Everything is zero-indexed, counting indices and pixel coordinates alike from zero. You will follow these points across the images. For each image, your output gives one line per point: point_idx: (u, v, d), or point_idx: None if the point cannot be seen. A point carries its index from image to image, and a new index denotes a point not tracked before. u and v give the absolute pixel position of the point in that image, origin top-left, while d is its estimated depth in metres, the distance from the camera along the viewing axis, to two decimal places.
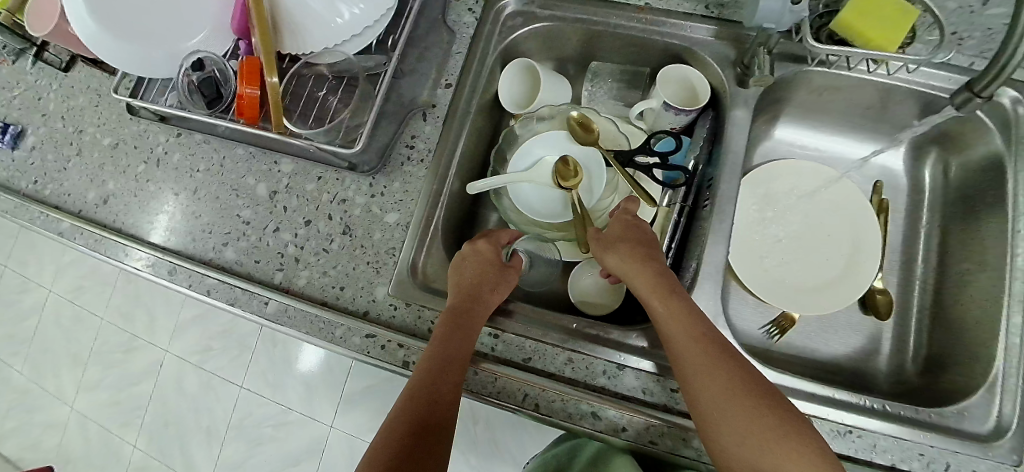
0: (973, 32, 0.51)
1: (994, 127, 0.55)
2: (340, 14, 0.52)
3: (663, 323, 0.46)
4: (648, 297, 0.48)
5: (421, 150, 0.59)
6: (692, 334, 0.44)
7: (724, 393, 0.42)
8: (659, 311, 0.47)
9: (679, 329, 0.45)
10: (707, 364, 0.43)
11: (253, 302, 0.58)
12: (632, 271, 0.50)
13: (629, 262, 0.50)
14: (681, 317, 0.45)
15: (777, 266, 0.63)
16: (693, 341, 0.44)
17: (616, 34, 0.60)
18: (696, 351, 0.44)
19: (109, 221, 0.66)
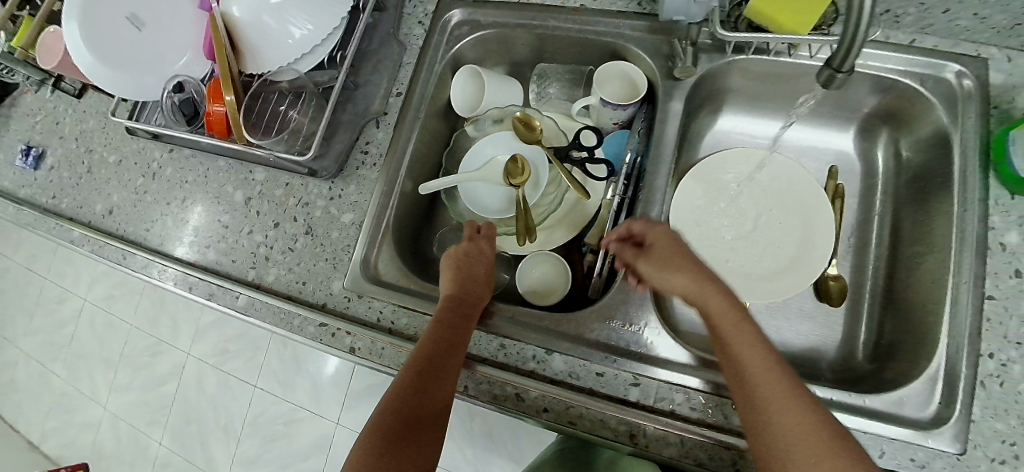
0: (907, 8, 0.53)
1: (939, 105, 0.55)
2: (292, 35, 0.57)
3: (734, 348, 0.43)
4: (717, 321, 0.45)
5: (374, 154, 0.62)
6: (765, 363, 0.41)
7: (798, 436, 0.36)
8: (729, 335, 0.43)
9: (750, 355, 0.41)
10: (775, 393, 0.39)
11: (230, 297, 0.64)
12: (699, 291, 0.47)
13: (697, 285, 0.47)
14: (752, 345, 0.42)
15: (729, 255, 0.63)
16: (767, 370, 0.40)
17: (554, 35, 0.62)
18: (769, 380, 0.40)
19: (113, 230, 0.74)
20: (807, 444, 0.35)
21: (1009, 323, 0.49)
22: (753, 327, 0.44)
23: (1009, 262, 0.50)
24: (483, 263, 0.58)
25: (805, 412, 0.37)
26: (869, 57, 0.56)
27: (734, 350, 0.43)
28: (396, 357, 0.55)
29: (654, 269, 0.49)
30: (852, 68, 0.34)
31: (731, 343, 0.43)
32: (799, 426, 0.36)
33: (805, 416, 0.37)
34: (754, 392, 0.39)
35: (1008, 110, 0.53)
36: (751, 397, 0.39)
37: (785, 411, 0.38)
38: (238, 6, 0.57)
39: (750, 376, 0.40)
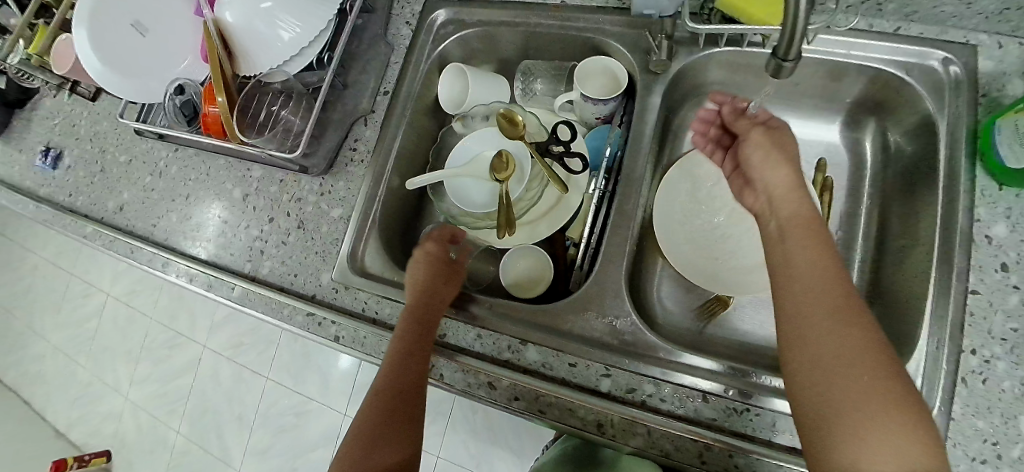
0: None
1: (927, 95, 0.53)
2: (278, 38, 0.59)
3: (804, 252, 0.38)
4: (791, 222, 0.40)
5: (362, 151, 0.64)
6: (834, 278, 0.35)
7: (852, 361, 0.32)
8: (804, 235, 0.39)
9: (823, 264, 0.37)
10: (836, 305, 0.34)
11: (227, 289, 0.67)
12: (787, 192, 0.42)
13: (790, 184, 0.42)
14: (823, 259, 0.37)
15: (717, 248, 0.61)
16: (835, 287, 0.35)
17: (536, 33, 0.62)
18: (834, 294, 0.35)
19: (124, 225, 0.78)
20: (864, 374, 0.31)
21: (993, 318, 0.48)
22: (830, 244, 0.38)
23: (995, 255, 0.49)
24: (439, 260, 0.57)
25: (870, 340, 0.32)
26: (853, 47, 0.55)
27: (796, 258, 0.38)
28: (377, 346, 0.57)
29: (758, 152, 0.45)
30: (798, 56, 0.36)
31: (798, 248, 0.38)
32: (856, 353, 0.32)
33: (869, 346, 0.32)
34: (810, 306, 0.35)
35: (998, 98, 0.51)
36: (803, 313, 0.35)
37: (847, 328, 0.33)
38: (231, 13, 0.59)
39: (819, 280, 0.36)
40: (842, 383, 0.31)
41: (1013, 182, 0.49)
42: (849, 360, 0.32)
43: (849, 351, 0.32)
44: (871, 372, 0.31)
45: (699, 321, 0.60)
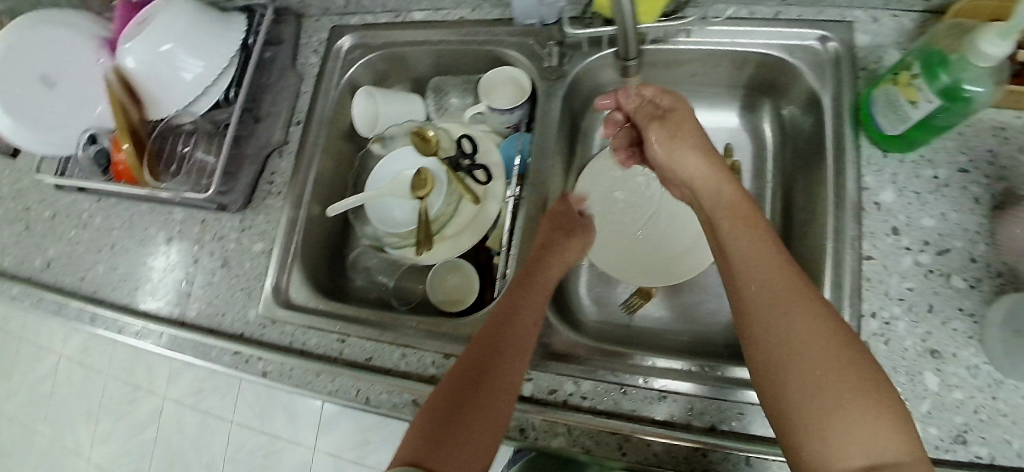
0: None
1: (812, 74, 0.55)
2: (178, 80, 0.57)
3: (735, 244, 0.41)
4: (720, 215, 0.44)
5: (278, 183, 0.64)
6: (763, 258, 0.38)
7: (798, 340, 0.33)
8: (728, 230, 0.42)
9: (750, 249, 0.39)
10: (768, 283, 0.36)
11: (154, 336, 0.65)
12: (709, 180, 0.47)
13: (708, 173, 0.47)
14: (750, 242, 0.40)
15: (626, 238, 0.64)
16: (765, 268, 0.38)
17: (437, 50, 0.62)
18: (765, 272, 0.37)
19: (51, 282, 0.76)
20: (809, 348, 0.32)
21: (888, 280, 0.50)
22: (760, 224, 0.41)
23: (886, 220, 0.51)
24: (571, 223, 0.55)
25: (817, 314, 0.34)
26: (737, 35, 0.56)
27: (730, 250, 0.41)
28: (304, 376, 0.56)
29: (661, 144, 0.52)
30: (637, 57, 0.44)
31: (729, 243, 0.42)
32: (808, 330, 0.33)
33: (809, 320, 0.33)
34: (752, 296, 0.37)
35: (875, 69, 0.53)
36: (752, 306, 0.37)
37: (788, 305, 0.34)
38: (131, 57, 0.56)
39: (746, 266, 0.39)
40: (790, 361, 0.33)
41: (894, 147, 0.51)
42: (793, 337, 0.33)
43: (800, 341, 0.33)
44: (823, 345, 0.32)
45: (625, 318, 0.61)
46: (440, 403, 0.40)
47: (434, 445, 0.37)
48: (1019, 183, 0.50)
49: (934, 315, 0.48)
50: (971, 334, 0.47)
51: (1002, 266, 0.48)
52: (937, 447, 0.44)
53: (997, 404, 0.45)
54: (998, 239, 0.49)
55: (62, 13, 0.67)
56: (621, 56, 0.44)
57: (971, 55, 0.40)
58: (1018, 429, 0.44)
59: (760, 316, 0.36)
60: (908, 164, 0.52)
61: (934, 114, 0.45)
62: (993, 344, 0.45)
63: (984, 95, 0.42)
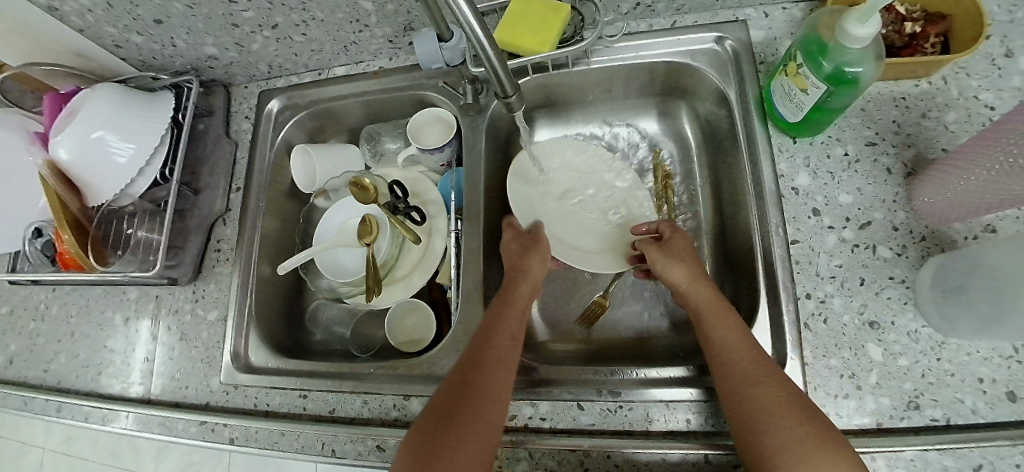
0: None
1: (718, 74, 0.58)
2: (111, 163, 0.57)
3: (714, 334, 0.47)
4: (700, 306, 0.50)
5: (226, 250, 0.65)
6: (740, 346, 0.45)
7: (774, 412, 0.39)
8: (708, 319, 0.48)
9: (729, 338, 0.46)
10: (748, 371, 0.43)
11: (119, 419, 0.65)
12: (693, 283, 0.52)
13: (690, 274, 0.52)
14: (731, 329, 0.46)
15: (564, 235, 0.63)
16: (744, 354, 0.44)
17: (362, 100, 0.64)
18: (742, 359, 0.44)
19: (14, 378, 0.75)
20: (783, 420, 0.39)
21: (818, 260, 0.51)
22: (734, 316, 0.48)
23: (806, 203, 0.53)
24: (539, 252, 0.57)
25: (788, 399, 0.40)
26: (640, 48, 0.59)
27: (711, 338, 0.47)
28: (270, 437, 0.56)
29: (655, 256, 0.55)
30: (516, 92, 0.42)
31: (709, 327, 0.48)
32: (783, 414, 0.39)
33: (780, 398, 0.40)
34: (733, 382, 0.43)
35: (772, 62, 0.56)
36: (733, 389, 0.42)
37: (765, 395, 0.41)
38: (63, 148, 0.56)
39: (727, 354, 0.45)
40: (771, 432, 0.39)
41: (800, 133, 0.54)
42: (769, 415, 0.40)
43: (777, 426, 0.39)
44: (795, 418, 0.39)
45: (586, 334, 0.61)
46: (429, 425, 0.42)
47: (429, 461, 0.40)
48: (926, 149, 0.52)
49: (867, 288, 0.50)
50: (905, 300, 0.49)
51: (922, 230, 0.50)
52: (892, 417, 0.45)
53: (942, 364, 0.46)
54: (915, 206, 0.50)
55: None
56: (499, 94, 0.42)
57: (843, 39, 0.42)
58: (967, 386, 0.45)
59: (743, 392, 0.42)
60: (818, 146, 0.55)
61: (826, 98, 0.47)
62: (927, 306, 0.47)
63: (866, 75, 0.44)
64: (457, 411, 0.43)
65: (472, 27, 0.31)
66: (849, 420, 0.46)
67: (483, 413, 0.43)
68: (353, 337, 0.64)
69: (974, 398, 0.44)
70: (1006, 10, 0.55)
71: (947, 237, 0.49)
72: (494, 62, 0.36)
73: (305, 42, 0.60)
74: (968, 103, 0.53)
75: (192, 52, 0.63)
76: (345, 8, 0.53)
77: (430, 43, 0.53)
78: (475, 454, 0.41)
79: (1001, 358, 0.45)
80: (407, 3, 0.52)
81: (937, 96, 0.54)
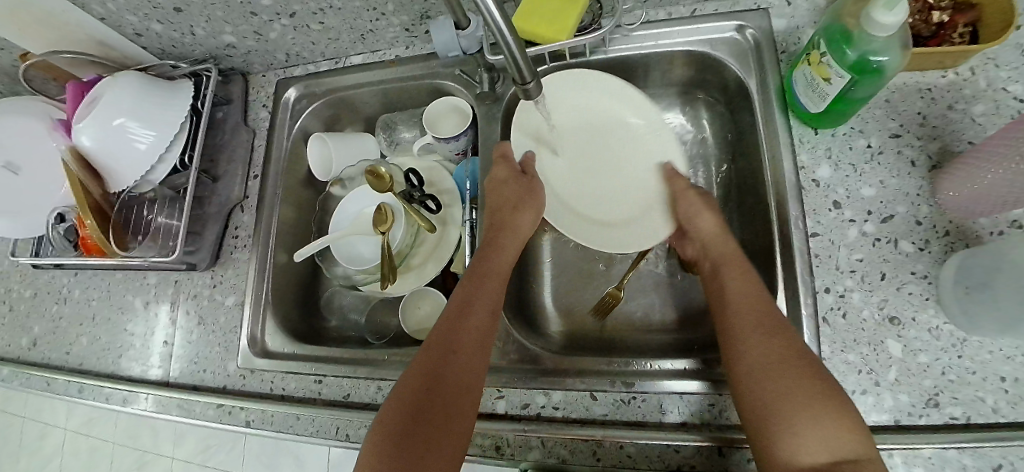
0: None
1: (738, 64, 0.57)
2: (132, 148, 0.58)
3: (727, 288, 0.47)
4: (721, 260, 0.50)
5: (243, 237, 0.66)
6: (751, 300, 0.44)
7: (781, 369, 0.39)
8: (725, 271, 0.48)
9: (739, 292, 0.46)
10: (751, 324, 0.43)
11: (140, 400, 0.66)
12: (713, 239, 0.51)
13: (712, 231, 0.52)
14: (745, 287, 0.46)
15: (570, 202, 0.60)
16: (753, 312, 0.44)
17: (378, 89, 0.64)
18: (746, 314, 0.44)
19: (39, 359, 0.77)
20: (784, 372, 0.39)
21: (838, 254, 0.50)
22: (751, 272, 0.47)
23: (827, 195, 0.52)
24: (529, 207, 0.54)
25: (793, 351, 0.40)
26: (658, 37, 0.59)
27: (724, 289, 0.47)
28: (286, 421, 0.57)
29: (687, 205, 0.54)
30: (534, 78, 0.38)
31: (726, 281, 0.47)
32: (782, 366, 0.40)
33: (788, 356, 0.40)
34: (740, 331, 0.43)
35: (794, 52, 0.55)
36: (735, 339, 0.43)
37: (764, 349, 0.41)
38: (85, 135, 0.57)
39: (733, 308, 0.45)
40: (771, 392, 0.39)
41: (822, 124, 0.53)
42: (772, 375, 0.39)
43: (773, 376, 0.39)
44: (800, 374, 0.39)
45: (601, 326, 0.61)
46: (418, 379, 0.43)
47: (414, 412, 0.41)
48: (952, 141, 0.51)
49: (888, 283, 0.49)
50: (928, 296, 0.48)
51: (946, 225, 0.49)
52: (910, 414, 0.45)
53: (964, 362, 0.45)
54: (938, 200, 0.49)
55: (23, 102, 0.69)
56: (517, 82, 0.38)
57: (869, 27, 0.41)
58: (989, 385, 0.44)
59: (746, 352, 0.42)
60: (840, 138, 0.54)
61: (850, 88, 0.46)
62: (950, 302, 0.46)
63: (890, 64, 0.43)
64: (444, 367, 0.44)
65: (488, 8, 0.29)
66: (866, 415, 0.45)
67: (464, 370, 0.45)
68: (367, 324, 0.65)
69: (996, 397, 0.43)
70: None
71: (972, 233, 0.48)
72: (511, 44, 0.33)
73: (322, 31, 0.60)
74: (996, 96, 0.51)
75: (211, 40, 0.63)
76: None
77: (447, 30, 0.53)
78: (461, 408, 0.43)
79: None
80: None
81: (964, 87, 0.53)
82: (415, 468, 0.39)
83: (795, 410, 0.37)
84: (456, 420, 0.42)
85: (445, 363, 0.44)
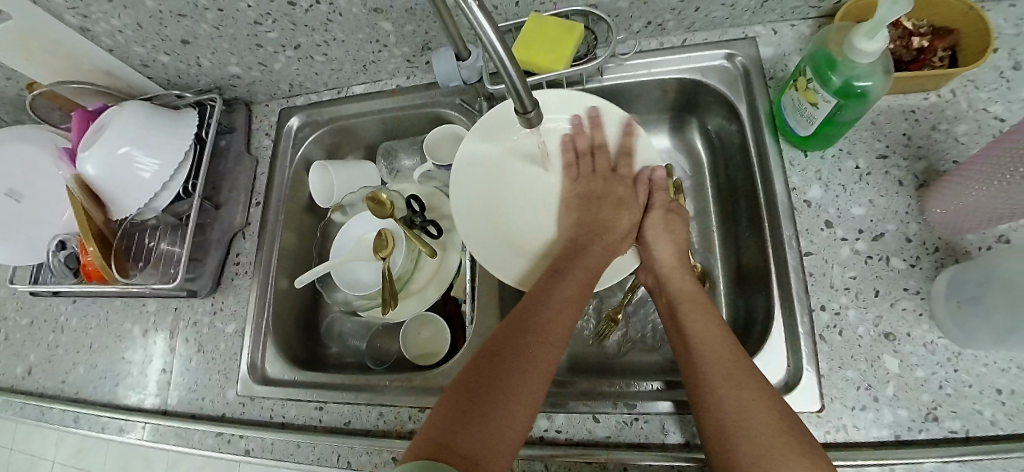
0: (665, 17, 0.57)
1: (728, 90, 0.59)
2: (136, 176, 0.58)
3: (688, 323, 0.47)
4: (680, 300, 0.49)
5: (244, 263, 0.66)
6: (714, 335, 0.44)
7: (750, 406, 0.38)
8: (683, 308, 0.48)
9: (700, 327, 0.46)
10: (717, 356, 0.42)
11: (136, 430, 0.65)
12: (671, 272, 0.52)
13: (669, 266, 0.53)
14: (706, 327, 0.45)
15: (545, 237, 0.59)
16: (719, 346, 0.43)
17: (379, 117, 0.66)
18: (710, 346, 0.43)
19: (33, 388, 0.76)
20: (748, 409, 0.38)
21: (831, 272, 0.52)
22: (712, 308, 0.48)
23: (818, 215, 0.54)
24: (622, 213, 0.56)
25: (759, 388, 0.39)
26: (651, 66, 0.61)
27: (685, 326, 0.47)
28: (285, 448, 0.56)
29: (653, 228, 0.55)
30: (533, 104, 0.38)
31: (684, 319, 0.48)
32: (750, 403, 0.38)
33: (760, 404, 0.38)
34: (704, 368, 0.42)
35: (781, 78, 0.57)
36: (699, 375, 0.42)
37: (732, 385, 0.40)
38: (89, 164, 0.58)
39: (698, 343, 0.44)
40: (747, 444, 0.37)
41: (811, 146, 0.55)
42: (747, 424, 0.37)
43: (742, 411, 0.38)
44: (766, 411, 0.38)
45: (601, 348, 0.61)
46: (492, 353, 0.43)
47: (487, 383, 0.40)
48: (938, 160, 0.53)
49: (882, 299, 0.50)
50: (921, 312, 0.49)
51: (936, 241, 0.50)
52: (911, 429, 0.45)
53: (960, 376, 0.46)
54: (926, 217, 0.51)
55: (26, 130, 0.70)
56: (517, 110, 0.38)
57: (852, 54, 0.43)
58: (986, 398, 0.45)
59: (716, 399, 0.40)
60: (828, 159, 0.56)
61: (836, 112, 0.48)
62: (943, 317, 0.47)
63: (876, 88, 0.45)
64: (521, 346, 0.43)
65: (487, 35, 0.29)
66: (867, 432, 0.46)
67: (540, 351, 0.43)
68: (368, 349, 0.65)
69: (993, 410, 0.44)
70: (1013, 23, 0.56)
71: (961, 248, 0.49)
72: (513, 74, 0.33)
73: (325, 61, 0.62)
74: (977, 116, 0.54)
75: (217, 71, 0.65)
76: (367, 29, 0.55)
77: (448, 61, 0.54)
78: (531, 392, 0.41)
79: (1020, 369, 0.45)
80: (426, 24, 0.53)
81: (946, 109, 0.55)
82: (474, 436, 0.37)
83: (763, 448, 0.36)
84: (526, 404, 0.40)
85: (521, 341, 0.44)
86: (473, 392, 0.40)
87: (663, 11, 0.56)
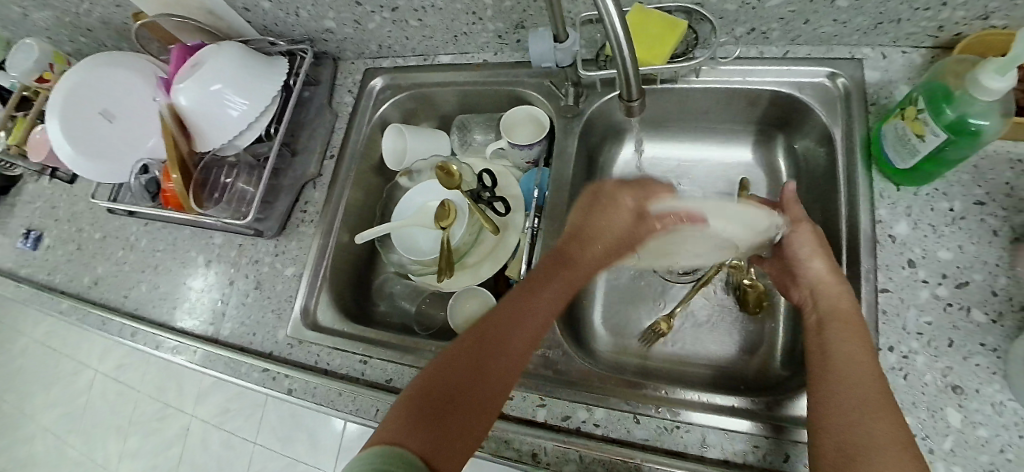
0: (772, 24, 0.55)
1: (825, 108, 0.57)
2: (226, 113, 0.61)
3: (832, 343, 0.43)
4: (829, 318, 0.44)
5: (310, 212, 0.68)
6: (862, 361, 0.40)
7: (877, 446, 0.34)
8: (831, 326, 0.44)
9: (848, 350, 0.41)
10: (855, 383, 0.39)
11: (187, 352, 0.68)
12: (823, 285, 0.47)
13: (825, 277, 0.47)
14: (857, 352, 0.41)
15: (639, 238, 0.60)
16: (865, 374, 0.39)
17: (461, 89, 0.66)
18: (855, 371, 0.40)
19: (97, 298, 0.81)
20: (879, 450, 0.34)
21: (906, 313, 0.49)
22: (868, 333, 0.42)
23: (901, 252, 0.51)
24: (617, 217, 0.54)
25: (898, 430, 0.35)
26: (747, 74, 0.59)
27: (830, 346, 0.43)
28: (326, 395, 0.58)
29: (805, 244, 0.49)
30: (640, 95, 0.40)
31: (830, 337, 0.43)
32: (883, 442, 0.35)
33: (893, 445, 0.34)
34: (840, 392, 0.39)
35: (885, 105, 0.55)
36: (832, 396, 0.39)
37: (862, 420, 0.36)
38: (184, 96, 0.61)
39: (835, 365, 0.41)
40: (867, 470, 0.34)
41: (907, 181, 0.52)
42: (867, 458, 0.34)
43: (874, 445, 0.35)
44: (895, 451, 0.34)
45: (644, 351, 0.61)
46: (466, 350, 0.43)
47: (454, 383, 0.41)
48: None
49: (955, 350, 0.47)
50: (998, 371, 0.45)
51: None
52: None
53: None
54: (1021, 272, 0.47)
55: (125, 58, 0.74)
56: (623, 96, 0.40)
57: (974, 90, 0.41)
58: None
59: (846, 419, 0.37)
60: (922, 197, 0.53)
61: (941, 148, 0.45)
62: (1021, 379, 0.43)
63: (992, 128, 0.42)
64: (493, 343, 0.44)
65: (608, 11, 0.31)
66: None
67: (508, 355, 0.44)
68: (415, 313, 0.66)
69: None
70: None
71: None
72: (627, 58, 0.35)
73: (418, 27, 0.63)
74: None
75: (312, 24, 0.67)
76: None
77: (545, 41, 0.53)
78: (491, 394, 0.42)
79: None
80: (526, 3, 0.53)
81: None
82: (435, 428, 0.38)
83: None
84: (490, 409, 0.41)
85: (494, 340, 0.44)
86: (434, 392, 0.40)
87: (771, 18, 0.54)
